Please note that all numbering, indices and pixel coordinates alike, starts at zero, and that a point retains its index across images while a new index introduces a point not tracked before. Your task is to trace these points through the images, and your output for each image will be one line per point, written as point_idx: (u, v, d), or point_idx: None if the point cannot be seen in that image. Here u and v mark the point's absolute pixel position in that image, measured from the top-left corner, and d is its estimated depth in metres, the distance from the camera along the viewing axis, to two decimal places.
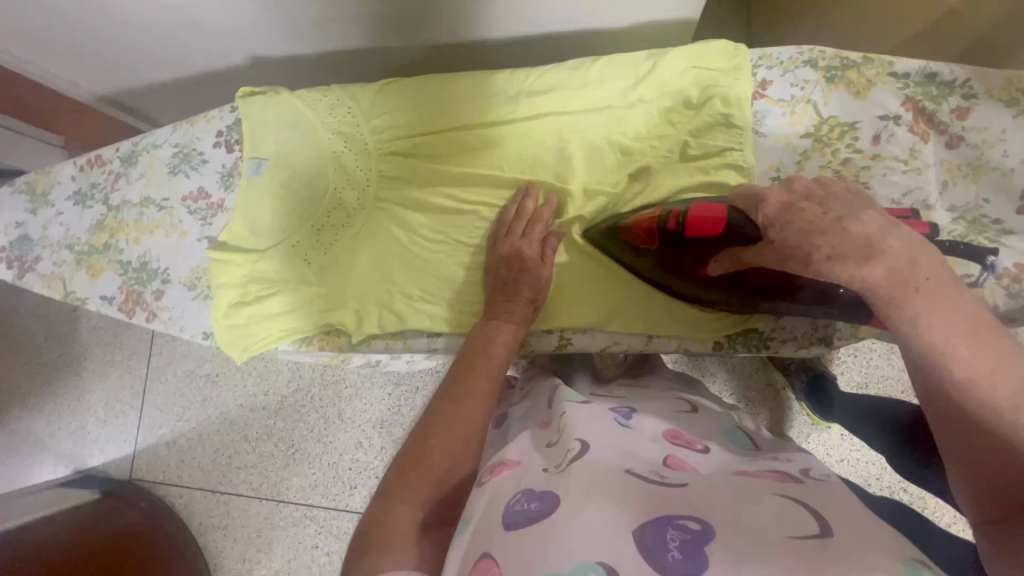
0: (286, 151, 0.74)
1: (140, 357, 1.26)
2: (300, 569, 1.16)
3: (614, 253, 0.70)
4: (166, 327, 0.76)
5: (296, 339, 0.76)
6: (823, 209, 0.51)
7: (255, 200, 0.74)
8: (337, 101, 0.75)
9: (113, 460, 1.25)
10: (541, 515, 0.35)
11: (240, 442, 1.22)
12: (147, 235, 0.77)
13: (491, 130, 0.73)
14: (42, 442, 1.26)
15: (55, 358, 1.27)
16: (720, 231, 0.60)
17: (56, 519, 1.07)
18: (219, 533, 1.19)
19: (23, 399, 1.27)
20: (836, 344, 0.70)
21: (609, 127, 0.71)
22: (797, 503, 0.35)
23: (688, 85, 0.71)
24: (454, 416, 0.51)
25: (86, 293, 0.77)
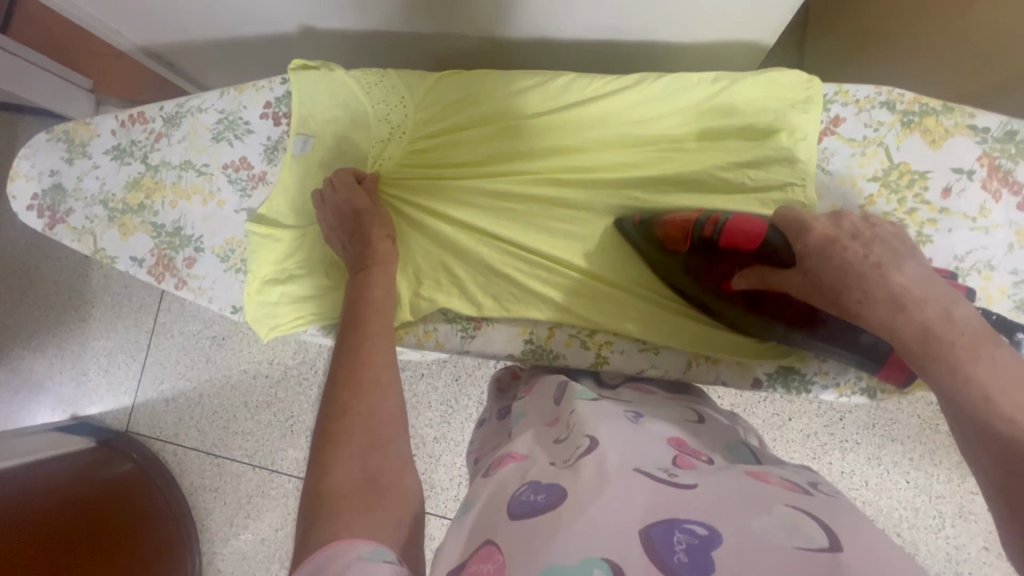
0: (332, 131, 0.74)
1: (148, 311, 1.26)
2: (285, 540, 1.17)
3: (643, 249, 0.69)
4: (195, 296, 0.75)
5: (325, 327, 0.74)
6: (866, 250, 0.55)
7: (300, 176, 0.74)
8: (391, 88, 0.74)
9: (111, 410, 1.25)
10: (546, 507, 0.35)
11: (239, 409, 1.22)
12: (184, 200, 0.76)
13: (546, 138, 0.72)
14: (42, 384, 1.26)
15: (62, 301, 1.26)
16: (759, 247, 0.61)
17: (51, 464, 1.07)
18: (209, 495, 1.20)
19: (25, 339, 1.26)
20: (879, 396, 0.70)
21: (665, 147, 0.70)
22: (806, 515, 0.33)
23: (756, 115, 0.69)
24: (354, 364, 0.52)
25: (117, 251, 0.76)
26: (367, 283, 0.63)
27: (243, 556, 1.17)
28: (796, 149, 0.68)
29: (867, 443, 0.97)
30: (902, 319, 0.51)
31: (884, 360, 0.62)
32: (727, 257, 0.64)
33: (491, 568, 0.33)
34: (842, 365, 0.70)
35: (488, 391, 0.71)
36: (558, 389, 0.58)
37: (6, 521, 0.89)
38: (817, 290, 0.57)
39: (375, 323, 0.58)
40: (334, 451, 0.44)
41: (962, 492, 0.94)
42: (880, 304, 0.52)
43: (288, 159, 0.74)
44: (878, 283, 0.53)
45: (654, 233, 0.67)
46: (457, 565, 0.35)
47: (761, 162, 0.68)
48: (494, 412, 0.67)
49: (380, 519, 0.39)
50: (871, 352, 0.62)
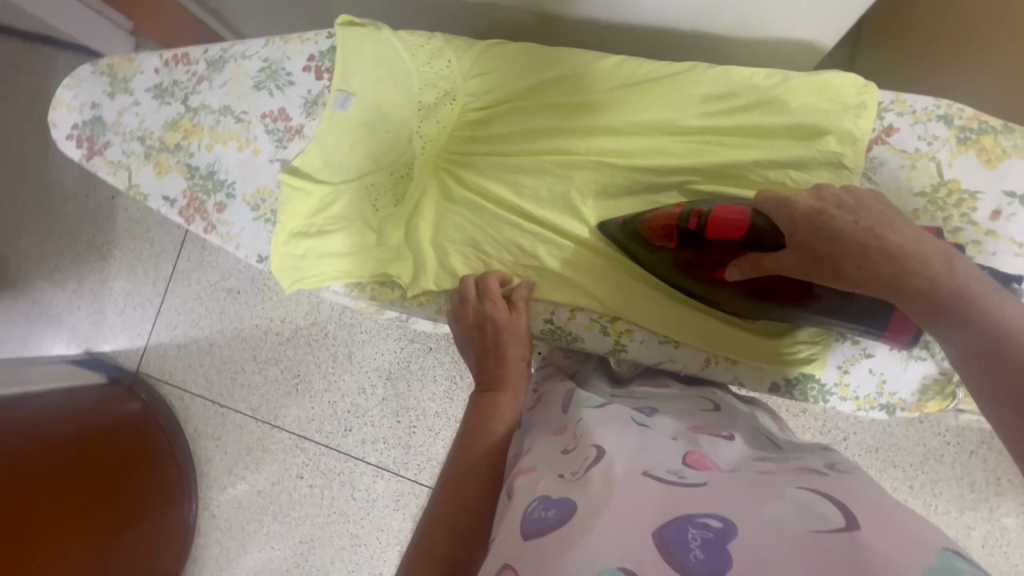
0: (374, 89, 0.73)
1: (170, 257, 1.27)
2: (281, 495, 1.20)
3: (626, 246, 0.69)
4: (222, 241, 0.77)
5: (349, 283, 0.76)
6: (855, 217, 0.53)
7: (335, 134, 0.74)
8: (437, 51, 0.73)
9: (124, 349, 1.28)
10: (557, 522, 0.35)
11: (249, 362, 1.24)
12: (220, 145, 0.76)
13: (593, 119, 0.71)
14: (59, 317, 1.28)
15: (87, 239, 1.28)
16: (744, 233, 0.59)
17: (63, 394, 1.10)
18: (211, 442, 1.23)
19: (46, 271, 1.28)
20: (898, 412, 0.71)
21: (708, 138, 0.69)
22: (819, 495, 0.34)
23: (805, 115, 0.67)
24: (457, 482, 0.51)
25: (150, 189, 0.77)
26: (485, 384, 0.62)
27: (238, 505, 1.21)
28: (845, 153, 0.66)
29: (867, 466, 0.96)
30: (908, 272, 0.48)
31: (887, 323, 0.60)
32: (715, 249, 0.63)
33: None
34: (863, 379, 0.70)
35: None
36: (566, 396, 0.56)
37: (21, 450, 0.92)
38: (817, 264, 0.54)
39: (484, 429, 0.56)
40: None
41: (958, 525, 0.93)
42: (881, 265, 0.50)
43: (327, 114, 0.73)
44: (872, 245, 0.51)
45: (641, 233, 0.67)
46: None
47: (805, 165, 0.66)
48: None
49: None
50: (869, 313, 0.60)
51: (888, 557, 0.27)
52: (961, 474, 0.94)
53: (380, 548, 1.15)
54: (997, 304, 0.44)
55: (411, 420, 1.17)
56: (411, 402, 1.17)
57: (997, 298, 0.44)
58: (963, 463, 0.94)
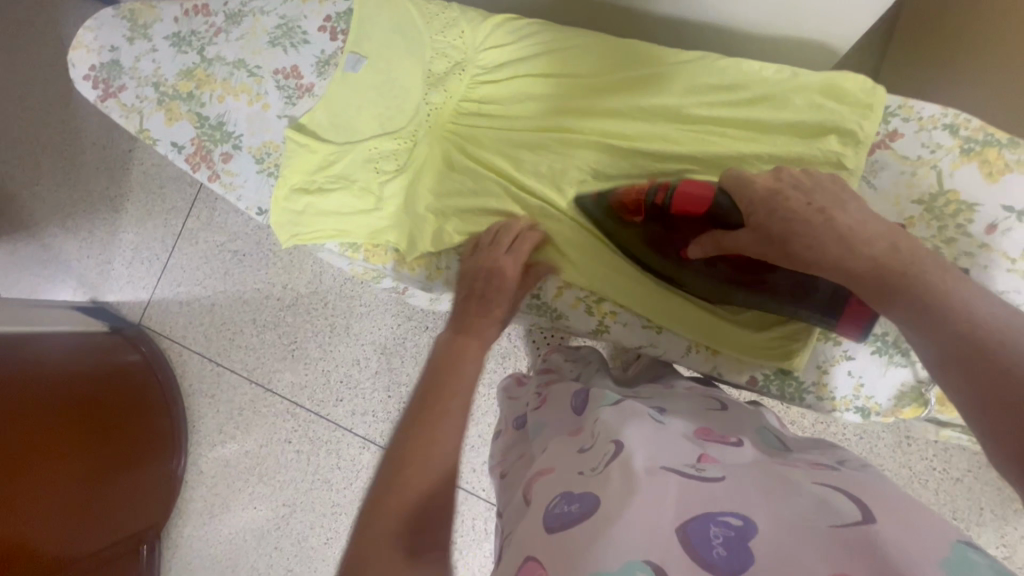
0: (385, 54, 0.75)
1: (179, 213, 1.29)
2: (268, 458, 1.22)
3: (601, 222, 0.70)
4: (225, 191, 0.77)
5: (344, 243, 0.77)
6: (809, 199, 0.55)
7: (346, 96, 0.75)
8: (451, 21, 0.74)
9: (128, 301, 1.30)
10: (581, 516, 0.36)
11: (248, 323, 1.25)
12: (231, 97, 0.77)
13: (597, 99, 0.72)
14: (68, 264, 1.31)
15: (100, 190, 1.30)
16: (705, 211, 0.63)
17: (67, 338, 1.12)
18: (204, 400, 1.25)
19: (58, 217, 1.31)
20: (874, 417, 0.71)
21: (710, 129, 0.69)
22: (838, 491, 0.36)
23: (809, 113, 0.66)
24: (431, 426, 0.45)
25: (159, 134, 0.78)
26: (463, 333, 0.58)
27: (226, 463, 1.23)
28: (846, 154, 0.65)
29: None
30: (855, 257, 0.50)
31: (840, 314, 0.62)
32: (682, 226, 0.66)
33: None
34: (842, 381, 0.71)
35: (498, 398, 0.80)
36: (576, 397, 0.62)
37: (21, 390, 0.94)
38: (770, 243, 0.56)
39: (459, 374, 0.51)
40: (376, 526, 0.41)
41: None
42: (833, 250, 0.51)
43: (338, 76, 0.75)
44: (823, 228, 0.52)
45: (614, 208, 0.69)
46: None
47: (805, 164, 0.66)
48: (513, 419, 0.73)
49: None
50: (825, 303, 0.63)
51: (904, 552, 0.29)
52: (944, 499, 0.93)
53: None
54: (939, 279, 0.45)
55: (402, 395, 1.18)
56: (402, 377, 1.19)
57: (948, 279, 0.45)
58: (946, 489, 0.93)
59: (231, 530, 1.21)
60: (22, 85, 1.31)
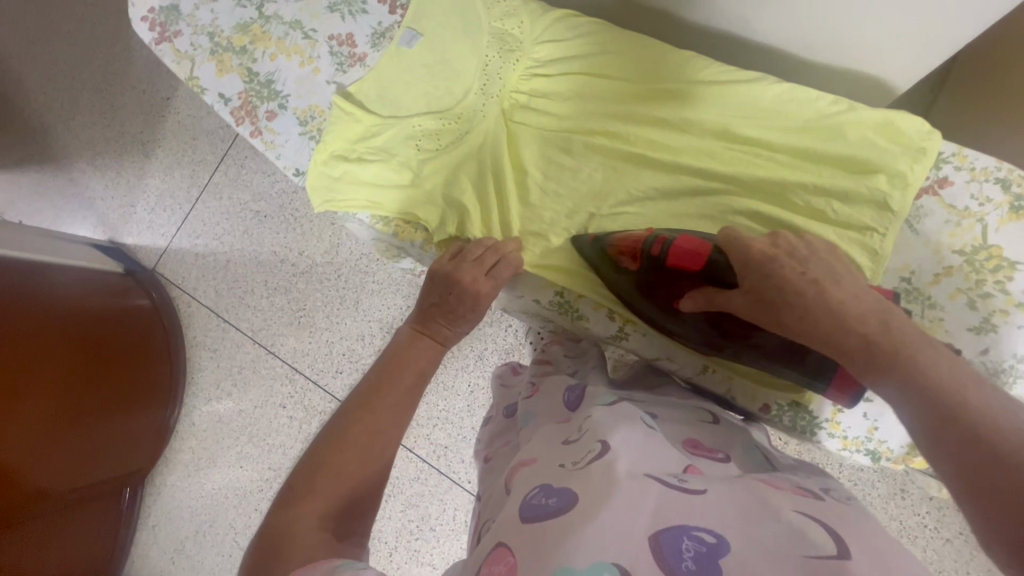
0: (441, 33, 0.75)
1: (207, 167, 1.30)
2: (260, 419, 1.22)
3: (596, 264, 0.70)
4: (265, 148, 0.78)
5: (375, 216, 0.76)
6: (804, 267, 0.54)
7: (395, 68, 0.75)
8: (511, 10, 0.75)
9: (145, 246, 1.31)
10: (557, 509, 0.36)
11: (259, 284, 1.26)
12: (283, 56, 0.78)
13: (646, 107, 0.72)
14: (92, 202, 1.32)
15: (134, 133, 1.31)
16: (698, 267, 0.62)
17: (83, 274, 1.13)
18: (206, 353, 1.26)
19: (89, 154, 1.32)
20: (883, 461, 0.71)
21: (756, 150, 0.69)
22: (816, 523, 0.36)
23: (863, 150, 0.66)
24: (372, 416, 0.51)
25: (208, 84, 0.78)
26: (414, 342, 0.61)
27: (219, 419, 1.24)
28: (890, 196, 0.65)
29: None
30: (844, 329, 0.48)
31: (829, 378, 0.61)
32: (673, 278, 0.64)
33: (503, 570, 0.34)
34: (855, 422, 0.71)
35: (490, 383, 0.82)
36: (570, 392, 0.63)
37: (33, 320, 0.95)
38: (763, 305, 0.56)
39: (408, 375, 0.57)
40: (307, 497, 0.45)
41: None
42: (822, 320, 0.50)
43: (393, 49, 0.75)
44: (814, 299, 0.51)
45: (608, 254, 0.68)
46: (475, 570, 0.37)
47: (848, 200, 0.66)
48: (504, 407, 0.74)
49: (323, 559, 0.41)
50: (815, 369, 0.62)
51: None
52: (932, 559, 0.92)
53: None
54: (926, 354, 0.43)
55: None
56: None
57: (937, 359, 0.42)
58: (935, 547, 0.92)
59: (214, 486, 1.22)
60: (72, 19, 1.32)
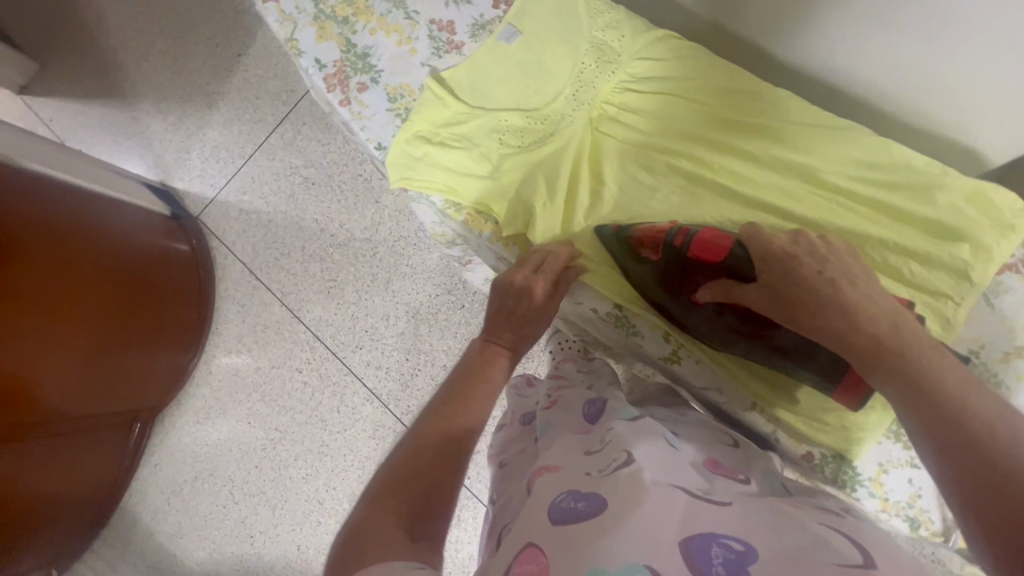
0: (540, 33, 0.76)
1: (266, 127, 1.32)
2: (274, 380, 1.24)
3: (616, 255, 0.73)
4: (353, 117, 0.79)
5: (448, 202, 0.79)
6: (820, 267, 0.57)
7: (491, 61, 0.76)
8: (613, 23, 0.76)
9: (193, 193, 1.34)
10: (585, 514, 0.37)
11: (296, 249, 1.28)
12: (383, 33, 0.78)
13: (732, 137, 0.72)
14: (150, 142, 1.35)
15: (201, 84, 1.35)
16: (721, 260, 0.65)
17: (139, 212, 1.16)
18: (234, 307, 1.29)
19: (156, 98, 1.35)
20: (920, 531, 0.71)
21: (838, 198, 0.69)
22: (841, 535, 0.37)
23: (943, 215, 0.65)
24: (448, 422, 0.52)
25: (306, 48, 0.79)
26: (481, 347, 0.63)
27: (235, 372, 1.26)
28: (964, 265, 0.65)
29: None
30: (854, 329, 0.52)
31: (840, 378, 0.63)
32: (698, 271, 0.67)
33: (535, 569, 0.34)
34: (899, 484, 0.71)
35: (506, 393, 0.81)
36: (590, 405, 0.63)
37: (84, 249, 0.97)
38: (780, 302, 0.59)
39: (481, 386, 0.57)
40: (388, 499, 0.45)
41: None
42: (835, 319, 0.54)
43: (492, 43, 0.76)
44: (830, 296, 0.55)
45: (630, 244, 0.71)
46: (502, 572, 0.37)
47: (922, 260, 0.66)
48: (521, 414, 0.74)
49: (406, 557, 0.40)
50: (826, 369, 0.64)
51: None
52: None
53: (342, 465, 1.19)
54: (934, 364, 0.46)
55: (419, 362, 1.21)
56: (425, 346, 1.21)
57: (936, 358, 0.47)
58: None
59: (219, 437, 1.24)
60: None
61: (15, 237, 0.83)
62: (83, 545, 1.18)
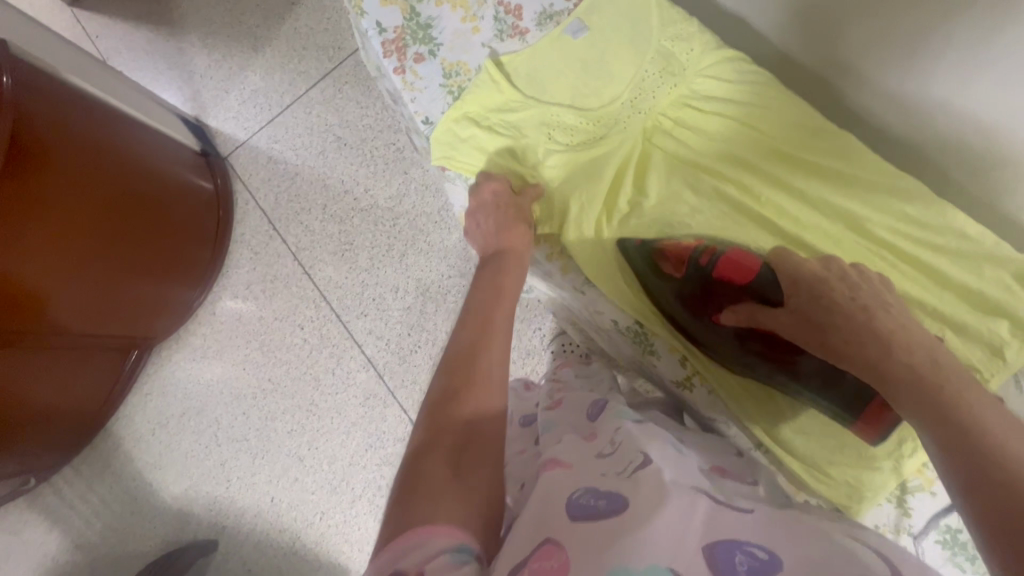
0: (607, 33, 0.75)
1: (308, 80, 1.31)
2: (275, 331, 1.25)
3: (640, 272, 0.74)
4: (404, 87, 0.78)
5: None
6: (852, 294, 0.60)
7: (554, 54, 0.76)
8: (681, 34, 0.75)
9: (225, 133, 1.33)
10: (611, 510, 0.41)
11: (317, 207, 1.28)
12: (449, 7, 0.77)
13: (784, 171, 0.71)
14: (190, 75, 1.34)
15: (251, 26, 1.34)
16: (750, 279, 0.67)
17: (172, 142, 1.15)
18: (247, 254, 1.29)
19: (203, 32, 1.34)
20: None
21: (881, 251, 0.68)
22: (869, 548, 0.39)
23: (983, 289, 0.65)
24: (474, 366, 0.56)
25: (367, 8, 0.77)
26: (496, 295, 0.65)
27: (238, 318, 1.26)
28: (997, 343, 0.64)
29: None
30: (888, 360, 0.53)
31: (858, 411, 0.65)
32: (722, 290, 0.69)
33: (555, 565, 0.37)
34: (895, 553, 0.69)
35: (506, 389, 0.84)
36: (594, 406, 0.66)
37: (110, 169, 0.96)
38: (808, 326, 0.62)
39: (495, 323, 0.62)
40: (432, 450, 0.50)
41: None
42: (870, 348, 0.55)
43: (559, 35, 0.76)
44: (860, 324, 0.57)
45: (654, 258, 0.72)
46: (517, 561, 0.39)
47: (953, 330, 0.65)
48: (519, 415, 0.75)
49: (454, 507, 0.45)
50: (845, 398, 0.66)
51: None
52: None
53: (329, 426, 1.20)
54: (965, 391, 0.47)
55: (419, 339, 1.21)
56: (428, 324, 1.21)
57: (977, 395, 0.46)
58: None
59: (213, 377, 1.25)
60: None
61: (33, 139, 0.82)
62: (63, 460, 1.19)
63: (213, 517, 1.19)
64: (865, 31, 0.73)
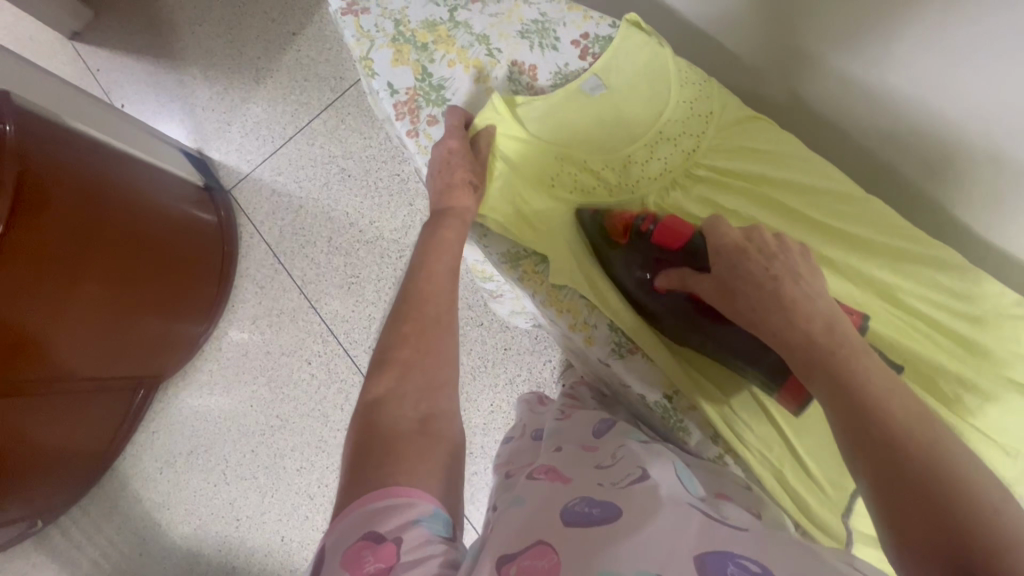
0: (622, 92, 0.75)
1: (310, 112, 1.31)
2: (283, 367, 1.23)
3: (593, 238, 0.75)
4: (420, 151, 0.77)
5: (504, 257, 0.77)
6: (768, 264, 0.60)
7: (567, 107, 0.74)
8: (701, 97, 0.76)
9: (227, 165, 1.32)
10: (601, 519, 0.40)
11: (322, 240, 1.27)
12: (462, 66, 0.76)
13: (796, 230, 0.72)
14: (192, 108, 1.33)
15: (251, 57, 1.33)
16: (681, 245, 0.69)
17: (179, 183, 1.15)
18: (252, 288, 1.28)
19: (204, 64, 1.34)
20: None
21: (885, 300, 0.70)
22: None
23: (1003, 349, 0.65)
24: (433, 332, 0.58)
25: (378, 69, 0.75)
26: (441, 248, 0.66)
27: (244, 353, 1.25)
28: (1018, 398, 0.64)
29: None
30: (793, 329, 0.55)
31: (782, 381, 0.65)
32: (658, 256, 0.71)
33: (547, 565, 0.37)
34: None
35: (519, 407, 0.83)
36: (603, 422, 0.64)
37: (111, 213, 0.94)
38: (724, 292, 0.63)
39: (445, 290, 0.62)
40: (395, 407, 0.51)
41: None
42: (774, 318, 0.57)
43: (573, 93, 0.75)
44: (770, 293, 0.58)
45: (604, 225, 0.74)
46: (506, 555, 0.39)
47: (977, 387, 0.65)
48: (531, 429, 0.73)
49: (432, 477, 0.47)
50: (772, 369, 0.65)
51: None
52: None
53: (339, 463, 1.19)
54: (860, 360, 0.49)
55: None
56: None
57: (855, 352, 0.50)
58: None
59: (221, 413, 1.23)
60: None
61: (34, 182, 0.81)
62: (69, 501, 1.17)
63: (224, 557, 1.18)
64: (875, 80, 0.73)
